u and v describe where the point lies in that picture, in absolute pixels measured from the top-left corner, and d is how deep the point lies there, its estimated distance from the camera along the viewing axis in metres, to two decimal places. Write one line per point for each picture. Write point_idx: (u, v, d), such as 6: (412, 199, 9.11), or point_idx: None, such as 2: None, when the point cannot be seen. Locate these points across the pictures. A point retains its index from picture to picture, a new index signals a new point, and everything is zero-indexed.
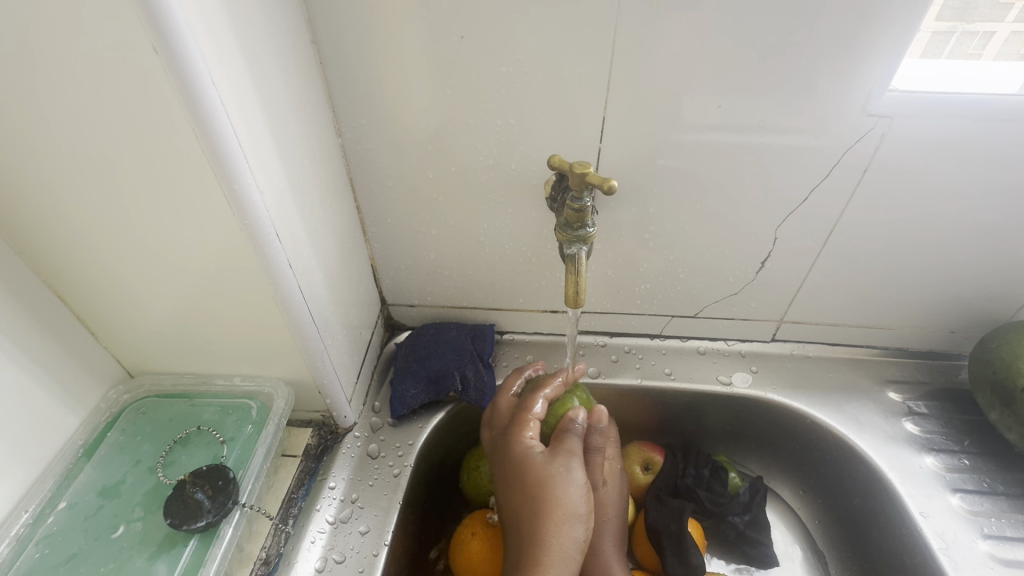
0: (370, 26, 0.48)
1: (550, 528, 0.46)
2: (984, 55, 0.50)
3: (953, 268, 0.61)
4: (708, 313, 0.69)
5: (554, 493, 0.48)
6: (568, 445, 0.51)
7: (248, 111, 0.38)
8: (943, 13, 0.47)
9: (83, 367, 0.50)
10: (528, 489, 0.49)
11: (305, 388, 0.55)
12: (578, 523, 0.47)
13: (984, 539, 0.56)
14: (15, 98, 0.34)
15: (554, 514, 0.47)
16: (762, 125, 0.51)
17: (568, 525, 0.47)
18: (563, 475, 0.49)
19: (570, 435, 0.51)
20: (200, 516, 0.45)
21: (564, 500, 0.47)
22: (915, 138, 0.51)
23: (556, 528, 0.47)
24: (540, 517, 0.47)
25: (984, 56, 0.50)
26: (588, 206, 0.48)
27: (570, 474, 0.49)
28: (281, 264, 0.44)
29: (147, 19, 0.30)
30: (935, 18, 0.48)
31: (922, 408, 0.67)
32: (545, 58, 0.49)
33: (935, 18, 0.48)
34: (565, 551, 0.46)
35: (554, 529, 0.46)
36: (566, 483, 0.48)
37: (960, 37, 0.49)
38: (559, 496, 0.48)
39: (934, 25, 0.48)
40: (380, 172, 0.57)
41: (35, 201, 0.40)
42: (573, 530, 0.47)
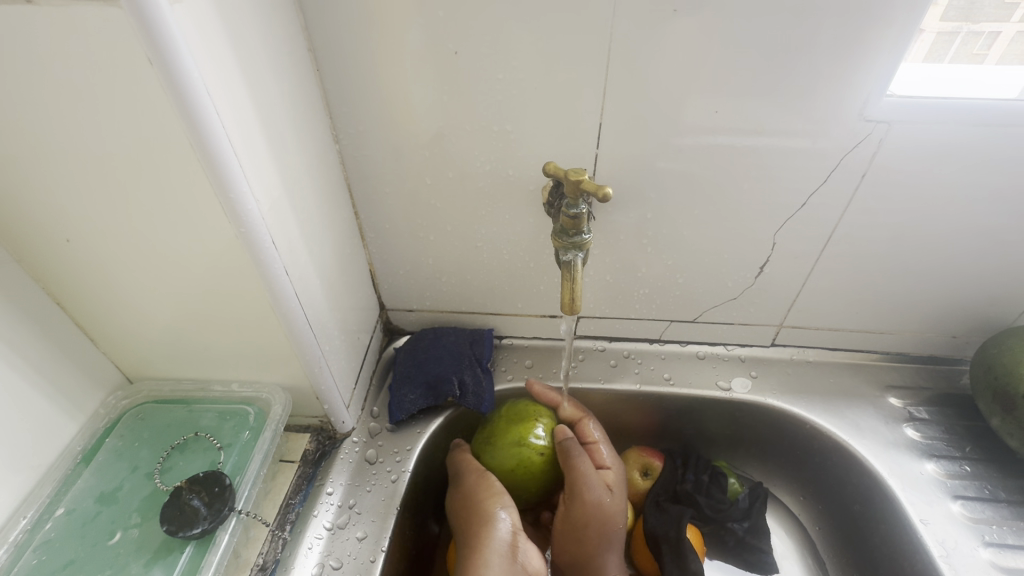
0: (366, 32, 0.48)
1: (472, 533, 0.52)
2: (988, 57, 0.50)
3: (954, 272, 0.60)
4: (708, 317, 0.69)
5: (467, 505, 0.54)
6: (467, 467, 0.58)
7: (243, 119, 0.38)
8: (947, 14, 0.47)
9: (82, 373, 0.50)
10: (460, 506, 0.55)
11: (302, 393, 0.55)
12: (495, 506, 0.53)
13: (984, 547, 0.56)
14: (12, 107, 0.34)
15: (469, 512, 0.54)
16: (760, 130, 0.51)
17: (486, 513, 0.53)
18: (468, 486, 0.56)
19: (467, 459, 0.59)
20: (196, 523, 0.45)
21: (478, 496, 0.54)
22: (914, 142, 0.51)
23: (478, 525, 0.52)
24: (465, 524, 0.54)
25: (989, 58, 0.50)
26: (583, 213, 0.48)
27: (471, 481, 0.56)
28: (277, 271, 0.44)
29: (141, 30, 0.30)
30: (938, 19, 0.48)
31: (923, 414, 0.66)
32: (541, 64, 0.49)
33: (938, 19, 0.48)
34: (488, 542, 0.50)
35: (479, 524, 0.52)
36: (471, 490, 0.55)
37: (965, 38, 0.49)
38: (472, 501, 0.54)
39: (939, 25, 0.48)
40: (378, 178, 0.58)
41: (34, 208, 0.40)
42: (493, 514, 0.52)
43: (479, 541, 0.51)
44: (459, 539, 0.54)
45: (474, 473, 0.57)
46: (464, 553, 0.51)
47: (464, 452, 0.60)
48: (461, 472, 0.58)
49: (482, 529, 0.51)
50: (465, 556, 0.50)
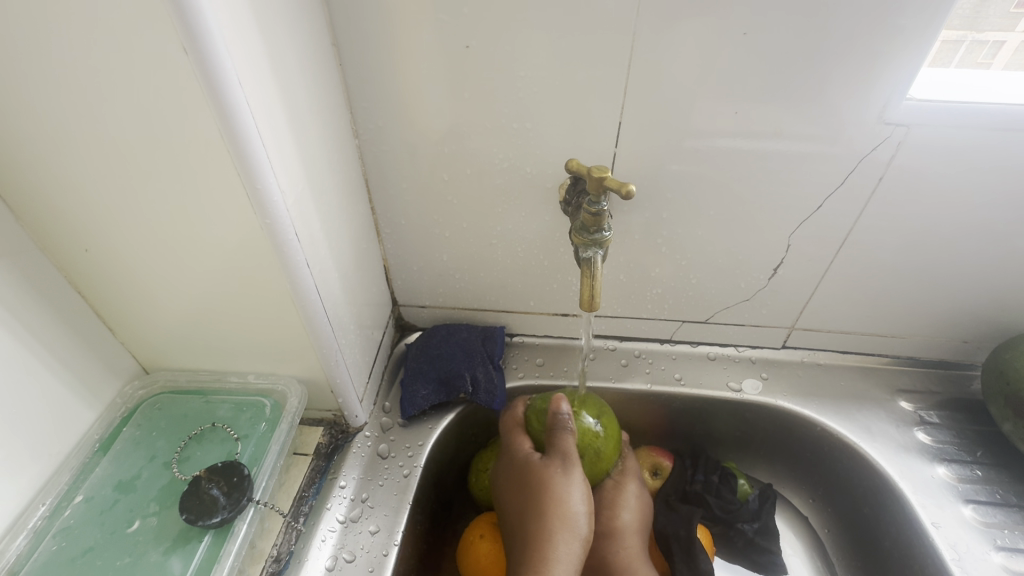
0: (389, 29, 0.48)
1: (554, 532, 0.49)
2: (994, 65, 0.51)
3: (968, 277, 0.61)
4: (720, 319, 0.69)
5: (555, 498, 0.50)
6: (566, 449, 0.52)
7: (271, 111, 0.38)
8: (953, 24, 0.48)
9: (101, 363, 0.50)
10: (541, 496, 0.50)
11: (318, 386, 0.55)
12: (581, 518, 0.50)
13: (996, 551, 0.55)
14: (46, 96, 0.35)
15: (554, 508, 0.49)
16: (779, 133, 0.52)
17: (573, 522, 0.49)
18: (560, 475, 0.51)
19: (567, 436, 0.52)
20: (215, 512, 0.45)
21: (572, 499, 0.50)
22: (930, 147, 0.51)
23: (563, 529, 0.49)
24: (543, 517, 0.49)
25: (995, 66, 0.51)
26: (605, 211, 0.48)
27: (569, 472, 0.51)
28: (299, 262, 0.44)
29: (178, 19, 0.31)
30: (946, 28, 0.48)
31: (934, 418, 0.66)
32: (562, 63, 0.49)
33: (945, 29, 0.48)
34: (567, 553, 0.48)
35: (561, 531, 0.49)
36: (563, 483, 0.50)
37: (969, 47, 0.50)
38: (559, 496, 0.50)
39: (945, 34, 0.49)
40: (395, 173, 0.58)
41: (61, 196, 0.40)
42: (578, 526, 0.49)
43: (557, 549, 0.48)
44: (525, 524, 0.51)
45: (573, 462, 0.51)
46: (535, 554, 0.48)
47: (567, 430, 0.52)
48: (559, 453, 0.52)
49: (562, 539, 0.48)
50: (538, 559, 0.48)
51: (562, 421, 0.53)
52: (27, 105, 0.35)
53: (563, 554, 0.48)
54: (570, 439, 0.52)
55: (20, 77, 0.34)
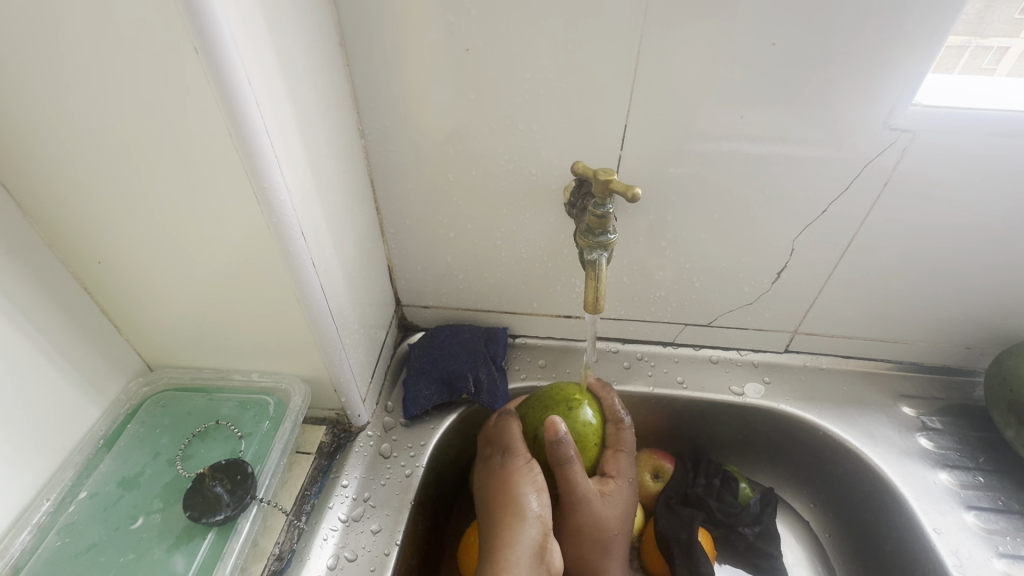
0: (397, 29, 0.48)
1: (505, 519, 0.49)
2: (998, 70, 0.51)
3: (971, 283, 0.61)
4: (722, 322, 0.69)
5: (505, 485, 0.52)
6: (509, 437, 0.55)
7: (279, 110, 0.39)
8: (957, 29, 0.48)
9: (106, 359, 0.50)
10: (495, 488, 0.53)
11: (321, 385, 0.55)
12: (531, 501, 0.50)
13: (998, 558, 0.55)
14: (58, 93, 0.35)
15: (503, 496, 0.51)
16: (784, 137, 0.52)
17: (522, 506, 0.50)
18: (506, 462, 0.54)
19: (510, 426, 0.56)
20: (219, 510, 0.45)
21: (521, 483, 0.52)
22: (936, 152, 0.51)
23: (511, 514, 0.50)
24: (495, 507, 0.51)
25: (998, 71, 0.51)
26: (610, 213, 0.48)
27: (512, 459, 0.53)
28: (304, 261, 0.44)
29: (190, 18, 0.31)
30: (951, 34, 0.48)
31: (936, 424, 0.66)
32: (570, 65, 0.49)
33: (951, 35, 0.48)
34: (518, 536, 0.48)
35: (511, 515, 0.49)
36: (511, 470, 0.53)
37: (973, 52, 0.50)
38: (507, 483, 0.52)
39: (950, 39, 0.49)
40: (401, 174, 0.58)
41: (70, 192, 0.40)
42: (528, 509, 0.50)
43: (510, 533, 0.49)
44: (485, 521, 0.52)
45: (514, 448, 0.54)
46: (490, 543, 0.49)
47: (510, 421, 0.57)
48: (505, 444, 0.55)
49: (514, 523, 0.49)
50: (493, 545, 0.48)
51: (506, 416, 0.58)
52: (38, 102, 0.35)
53: (515, 536, 0.48)
54: (512, 429, 0.56)
55: (32, 74, 0.34)
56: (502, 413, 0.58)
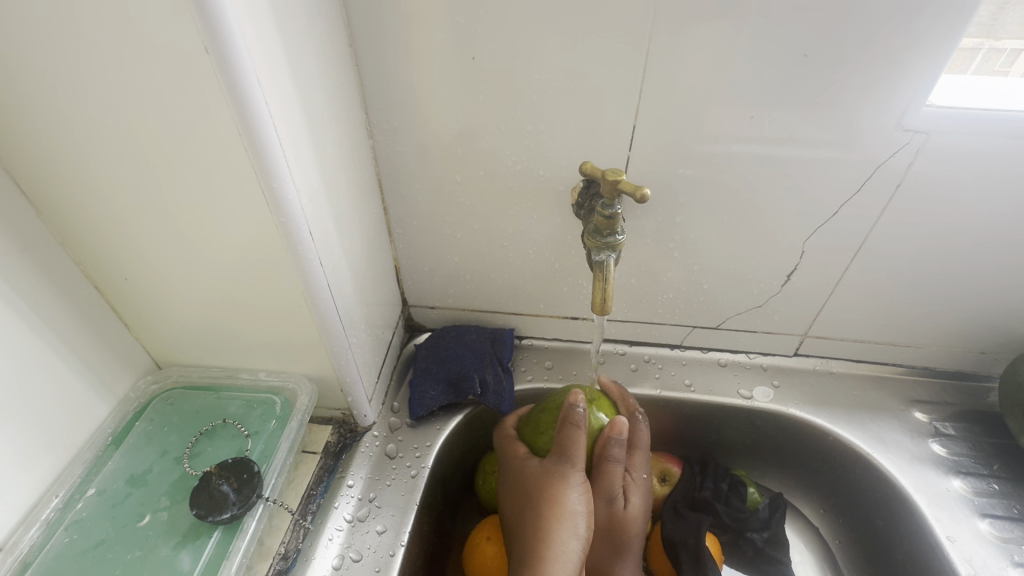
0: (405, 30, 0.48)
1: (549, 530, 0.47)
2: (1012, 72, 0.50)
3: (986, 286, 0.60)
4: (731, 325, 0.69)
5: (553, 497, 0.49)
6: (569, 444, 0.51)
7: (288, 110, 0.39)
8: (971, 31, 0.48)
9: (116, 357, 0.51)
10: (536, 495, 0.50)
11: (327, 385, 0.55)
12: (579, 519, 0.48)
13: (1014, 567, 0.54)
14: (71, 93, 0.35)
15: (551, 507, 0.48)
16: (795, 138, 0.51)
17: (570, 522, 0.48)
18: (560, 473, 0.50)
19: (572, 429, 0.51)
20: (225, 508, 0.46)
21: (569, 498, 0.49)
22: (949, 153, 0.50)
23: (559, 528, 0.47)
24: (540, 518, 0.48)
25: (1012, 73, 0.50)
26: (618, 214, 0.48)
27: (569, 472, 0.50)
28: (312, 260, 0.44)
29: (200, 18, 0.31)
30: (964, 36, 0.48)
31: (949, 430, 0.65)
32: (578, 65, 0.49)
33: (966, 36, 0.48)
34: (563, 553, 0.46)
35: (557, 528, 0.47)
36: (563, 481, 0.50)
37: (986, 54, 0.50)
38: (557, 495, 0.49)
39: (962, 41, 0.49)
40: (408, 174, 0.58)
41: (83, 191, 0.41)
42: (577, 527, 0.48)
43: (555, 548, 0.46)
44: (523, 527, 0.49)
45: (576, 460, 0.50)
46: (533, 555, 0.46)
47: (578, 427, 0.51)
48: (561, 450, 0.51)
49: (557, 539, 0.47)
50: (534, 558, 0.46)
51: (573, 415, 0.51)
52: (52, 102, 0.36)
53: (561, 552, 0.46)
54: (576, 434, 0.51)
55: (47, 74, 0.34)
56: (574, 407, 0.51)
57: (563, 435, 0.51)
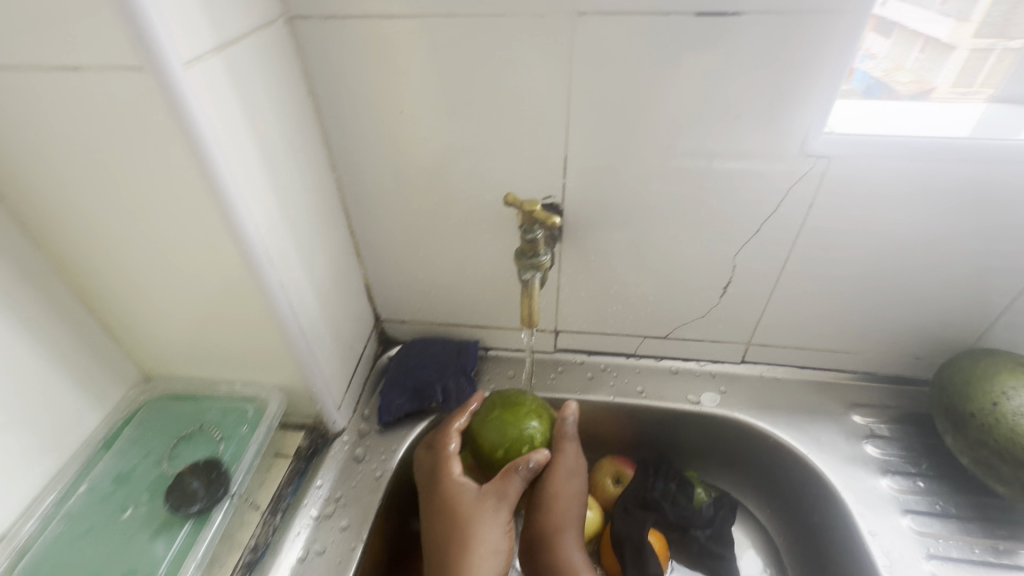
0: (358, 78, 0.55)
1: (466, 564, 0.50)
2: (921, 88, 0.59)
3: (909, 294, 0.64)
4: (679, 334, 0.74)
5: (477, 539, 0.51)
6: (504, 487, 0.54)
7: (248, 157, 0.45)
8: (981, 31, 0.56)
9: (106, 372, 0.57)
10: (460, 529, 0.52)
11: (296, 393, 0.61)
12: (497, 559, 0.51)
13: (928, 559, 0.58)
14: (60, 150, 0.42)
15: (472, 544, 0.51)
16: (712, 164, 0.56)
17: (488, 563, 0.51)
18: (488, 515, 0.53)
19: (510, 479, 0.54)
20: (194, 502, 0.52)
21: (491, 537, 0.52)
22: (853, 175, 0.55)
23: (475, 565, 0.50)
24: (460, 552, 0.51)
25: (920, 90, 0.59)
26: (539, 238, 0.53)
27: (496, 514, 0.53)
28: (273, 284, 0.50)
29: (161, 89, 0.36)
30: (974, 34, 0.56)
31: (884, 431, 0.69)
32: (511, 106, 0.55)
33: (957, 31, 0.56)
34: None
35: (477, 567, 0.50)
36: (489, 523, 0.52)
37: (999, 54, 0.57)
38: (481, 536, 0.52)
39: (972, 42, 0.56)
40: (371, 202, 0.65)
41: (73, 226, 0.47)
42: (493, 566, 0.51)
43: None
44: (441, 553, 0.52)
45: (505, 503, 0.53)
46: None
47: (516, 475, 0.54)
48: (494, 495, 0.54)
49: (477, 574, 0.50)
50: None
51: (518, 463, 0.54)
52: (44, 157, 0.42)
53: None
54: (514, 480, 0.54)
55: (39, 135, 0.41)
56: (524, 464, 0.54)
57: (499, 481, 0.54)
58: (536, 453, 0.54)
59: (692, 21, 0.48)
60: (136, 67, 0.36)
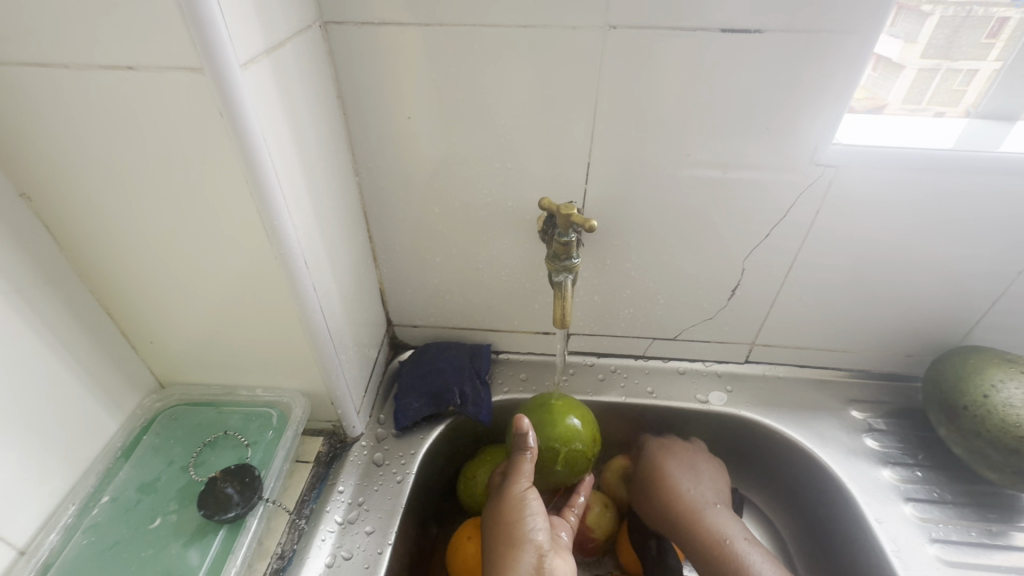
0: (386, 83, 0.56)
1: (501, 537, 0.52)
2: (888, 104, 0.62)
3: (903, 296, 0.68)
4: (686, 336, 0.76)
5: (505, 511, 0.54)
6: (518, 462, 0.57)
7: (287, 159, 0.45)
8: (927, 52, 0.59)
9: (124, 378, 0.56)
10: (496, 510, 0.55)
11: (319, 398, 0.60)
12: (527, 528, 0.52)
13: (931, 543, 0.61)
14: (101, 151, 0.41)
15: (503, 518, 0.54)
16: (727, 172, 0.59)
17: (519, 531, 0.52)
18: (510, 489, 0.55)
19: (520, 454, 0.57)
20: (230, 508, 0.51)
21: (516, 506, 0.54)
22: (857, 183, 0.58)
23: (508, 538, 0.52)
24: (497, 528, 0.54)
25: (888, 106, 0.62)
26: (572, 241, 0.55)
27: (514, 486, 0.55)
28: (306, 286, 0.50)
29: (217, 90, 0.37)
30: (920, 56, 0.59)
31: (881, 425, 0.72)
32: (537, 113, 0.56)
33: (916, 56, 0.59)
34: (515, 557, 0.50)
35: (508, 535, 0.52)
36: (512, 496, 0.55)
37: (945, 74, 0.61)
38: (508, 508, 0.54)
39: (920, 62, 0.59)
40: (391, 206, 0.65)
41: (103, 229, 0.46)
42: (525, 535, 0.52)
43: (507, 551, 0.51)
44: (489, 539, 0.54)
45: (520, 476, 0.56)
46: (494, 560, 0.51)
47: (522, 450, 0.57)
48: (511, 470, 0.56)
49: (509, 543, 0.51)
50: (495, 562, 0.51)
51: (518, 440, 0.57)
52: (82, 157, 0.42)
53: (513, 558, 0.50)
54: (522, 455, 0.57)
55: (80, 135, 0.40)
56: (519, 435, 0.56)
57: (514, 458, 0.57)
58: (521, 420, 0.56)
59: (716, 37, 0.51)
60: (195, 68, 0.36)
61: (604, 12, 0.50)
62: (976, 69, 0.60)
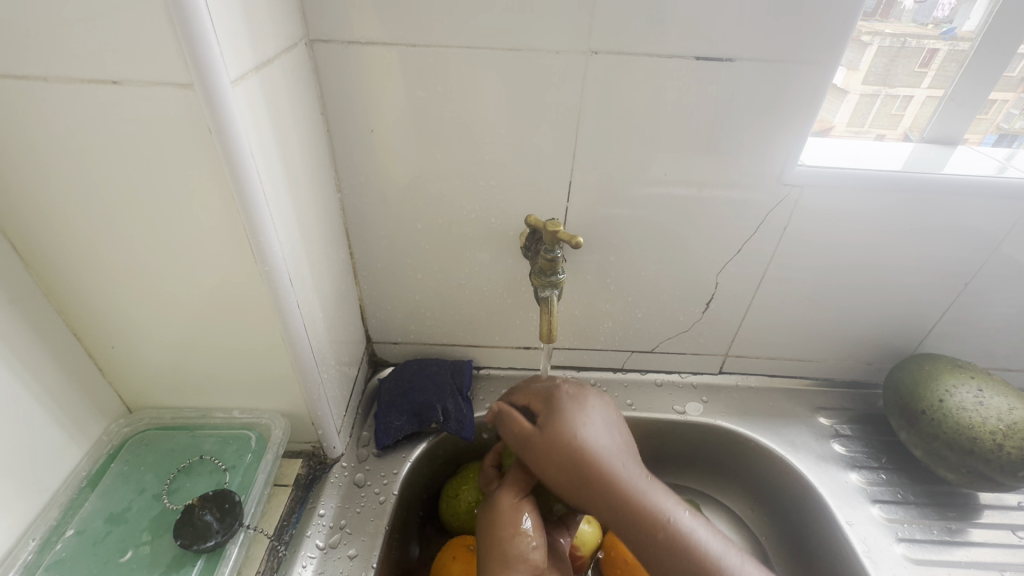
0: (371, 102, 0.56)
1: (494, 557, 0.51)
2: (836, 120, 0.66)
3: (863, 308, 0.72)
4: (664, 348, 0.78)
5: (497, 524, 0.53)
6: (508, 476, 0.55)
7: (274, 175, 0.44)
8: (868, 79, 0.64)
9: (90, 403, 0.53)
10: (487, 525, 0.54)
11: (299, 419, 0.59)
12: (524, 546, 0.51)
13: (898, 542, 0.65)
14: (77, 168, 0.40)
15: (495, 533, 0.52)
16: (701, 191, 0.62)
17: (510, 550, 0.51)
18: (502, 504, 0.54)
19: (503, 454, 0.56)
20: (209, 537, 0.48)
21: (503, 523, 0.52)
22: (821, 202, 0.62)
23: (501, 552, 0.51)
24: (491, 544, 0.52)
25: (836, 120, 0.66)
26: (559, 257, 0.57)
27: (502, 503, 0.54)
28: (291, 304, 0.49)
29: (208, 107, 0.36)
30: (862, 82, 0.64)
31: (846, 431, 0.76)
32: (521, 132, 0.58)
33: (859, 83, 0.64)
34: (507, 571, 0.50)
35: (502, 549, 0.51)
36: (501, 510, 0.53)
37: (883, 99, 0.65)
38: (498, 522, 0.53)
39: (862, 88, 0.64)
40: (374, 223, 0.65)
41: (74, 248, 0.45)
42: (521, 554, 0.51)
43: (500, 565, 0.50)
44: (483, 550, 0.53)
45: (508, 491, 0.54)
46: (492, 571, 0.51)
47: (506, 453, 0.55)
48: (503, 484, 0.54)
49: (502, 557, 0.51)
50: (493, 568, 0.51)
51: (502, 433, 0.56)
52: (54, 176, 0.40)
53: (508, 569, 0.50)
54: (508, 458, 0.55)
55: (54, 151, 0.39)
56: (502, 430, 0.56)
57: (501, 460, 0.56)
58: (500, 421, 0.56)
59: (691, 63, 0.53)
60: (186, 84, 0.36)
61: (586, 38, 0.52)
62: (911, 95, 0.66)
